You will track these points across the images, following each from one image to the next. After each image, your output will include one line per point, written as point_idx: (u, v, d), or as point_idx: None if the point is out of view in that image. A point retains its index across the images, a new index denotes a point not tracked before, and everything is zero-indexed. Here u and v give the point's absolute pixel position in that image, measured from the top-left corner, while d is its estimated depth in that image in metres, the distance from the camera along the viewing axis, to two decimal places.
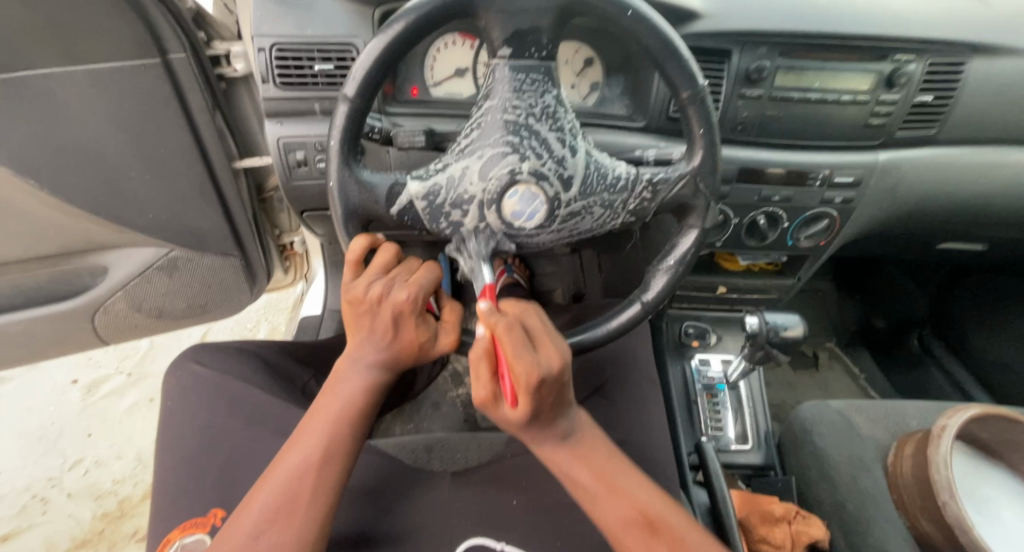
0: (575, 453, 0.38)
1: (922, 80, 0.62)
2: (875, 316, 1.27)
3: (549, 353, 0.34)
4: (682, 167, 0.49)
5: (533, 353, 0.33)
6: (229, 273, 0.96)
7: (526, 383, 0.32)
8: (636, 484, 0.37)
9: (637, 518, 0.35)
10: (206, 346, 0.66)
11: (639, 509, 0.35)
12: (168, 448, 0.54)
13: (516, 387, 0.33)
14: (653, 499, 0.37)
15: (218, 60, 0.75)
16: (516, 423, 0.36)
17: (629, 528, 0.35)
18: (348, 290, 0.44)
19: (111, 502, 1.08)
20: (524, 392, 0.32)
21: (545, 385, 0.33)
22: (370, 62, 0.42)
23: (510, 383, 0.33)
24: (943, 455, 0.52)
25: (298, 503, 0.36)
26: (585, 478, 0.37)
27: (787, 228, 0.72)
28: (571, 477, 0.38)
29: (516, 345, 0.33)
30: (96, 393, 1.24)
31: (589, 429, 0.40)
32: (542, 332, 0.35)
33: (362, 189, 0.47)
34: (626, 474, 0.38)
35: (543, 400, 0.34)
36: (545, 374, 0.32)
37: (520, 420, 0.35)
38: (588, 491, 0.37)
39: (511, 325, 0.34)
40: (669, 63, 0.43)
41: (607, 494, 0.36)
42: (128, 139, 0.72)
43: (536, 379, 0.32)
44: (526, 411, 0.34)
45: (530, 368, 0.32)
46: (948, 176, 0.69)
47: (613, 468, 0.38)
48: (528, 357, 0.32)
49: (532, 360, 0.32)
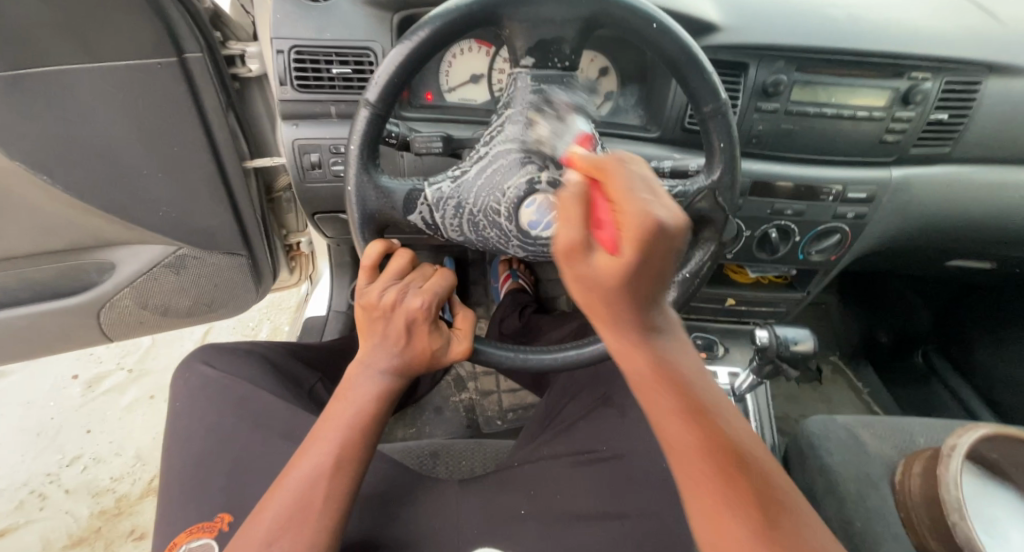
0: (661, 359, 0.31)
1: (938, 98, 0.62)
2: (879, 330, 1.27)
3: (669, 207, 0.24)
4: (701, 180, 0.49)
5: (649, 197, 0.24)
6: (235, 273, 0.96)
7: (638, 225, 0.23)
8: (725, 415, 0.32)
9: (721, 449, 0.30)
10: (214, 346, 0.66)
11: (723, 440, 0.30)
12: (175, 449, 0.54)
13: (622, 234, 0.24)
14: (743, 436, 0.32)
15: (232, 61, 0.75)
16: (603, 293, 0.28)
17: (710, 455, 0.29)
18: (361, 296, 0.44)
19: (109, 500, 1.07)
20: (634, 239, 0.23)
21: (662, 238, 0.23)
22: (393, 69, 0.42)
23: (613, 231, 0.25)
24: (954, 475, 0.51)
25: (308, 512, 0.36)
26: (665, 397, 0.31)
27: (798, 242, 0.72)
28: (645, 381, 0.31)
29: (629, 185, 0.25)
30: (96, 389, 1.23)
31: (680, 340, 0.33)
32: (657, 185, 0.25)
33: (380, 195, 0.47)
34: (712, 399, 0.32)
35: (651, 266, 0.25)
36: (664, 222, 0.23)
37: (611, 288, 0.27)
38: (664, 406, 0.31)
39: (623, 166, 0.26)
40: (692, 76, 0.43)
41: (687, 417, 0.30)
42: (141, 137, 0.72)
43: (653, 225, 0.23)
44: (624, 272, 0.25)
45: (647, 210, 0.23)
46: (960, 194, 0.69)
47: (696, 385, 0.32)
48: (644, 199, 0.23)
49: (647, 202, 0.23)
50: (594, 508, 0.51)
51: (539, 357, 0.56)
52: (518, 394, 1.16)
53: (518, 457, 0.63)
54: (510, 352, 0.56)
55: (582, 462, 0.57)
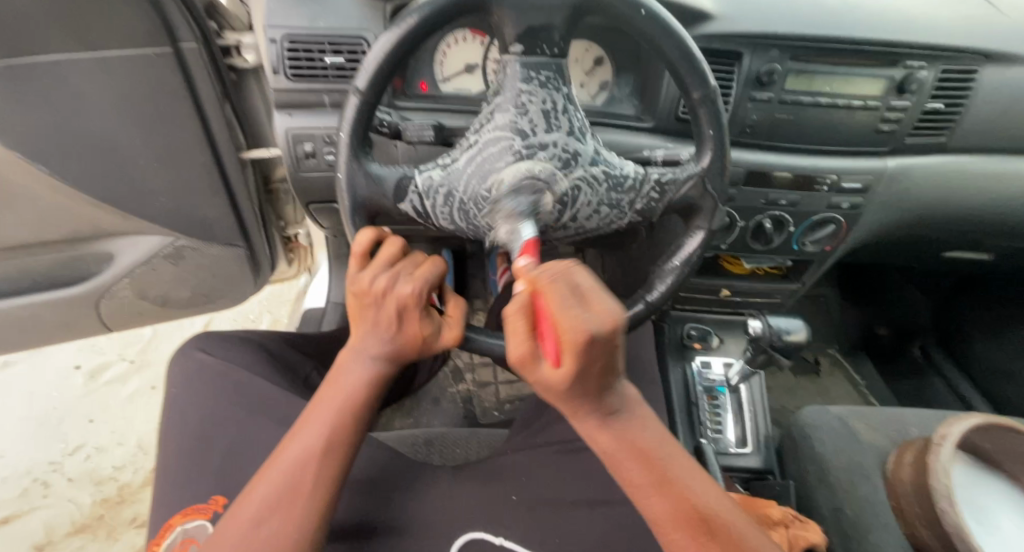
0: (621, 436, 0.30)
1: (933, 87, 0.61)
2: (877, 323, 1.27)
3: (599, 309, 0.23)
4: (690, 168, 0.49)
5: (579, 305, 0.23)
6: (233, 264, 0.97)
7: (574, 340, 0.22)
8: (689, 477, 0.31)
9: (691, 519, 0.30)
10: (211, 334, 0.66)
11: (692, 508, 0.30)
12: (171, 434, 0.54)
13: (562, 345, 0.23)
14: (707, 493, 0.31)
15: (228, 50, 0.75)
16: (557, 391, 0.28)
17: (681, 526, 0.30)
18: (352, 283, 0.44)
19: (111, 488, 1.09)
20: (572, 351, 0.23)
21: (593, 347, 0.23)
22: (381, 56, 0.42)
23: (553, 342, 0.24)
24: (944, 464, 0.52)
25: (300, 492, 0.37)
26: (630, 468, 0.30)
27: (792, 232, 0.72)
28: (612, 458, 0.31)
29: (561, 295, 0.23)
30: (98, 380, 1.25)
31: (639, 407, 0.32)
32: (592, 282, 0.24)
33: (370, 183, 0.48)
34: (677, 463, 0.32)
35: (592, 363, 0.24)
36: (594, 334, 0.22)
37: (565, 388, 0.27)
38: (634, 483, 0.31)
39: (557, 273, 0.24)
40: (681, 63, 0.43)
41: (656, 491, 0.30)
42: (138, 127, 0.72)
43: (582, 343, 0.22)
44: (571, 377, 0.25)
45: (581, 323, 0.22)
46: (956, 184, 0.69)
47: (662, 453, 0.31)
48: (573, 311, 0.22)
49: (579, 315, 0.22)
50: (586, 495, 0.52)
51: None
52: (515, 385, 1.16)
53: (510, 445, 0.63)
54: (502, 341, 0.56)
55: (573, 450, 0.57)
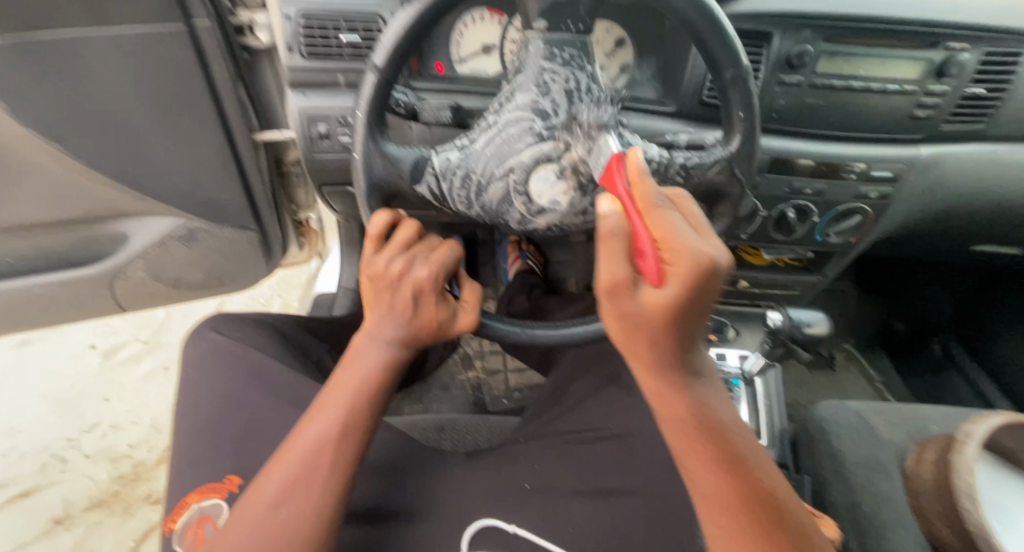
0: (699, 405, 0.31)
1: (975, 71, 0.58)
2: (896, 318, 1.25)
3: (709, 245, 0.25)
4: (718, 152, 0.47)
5: (694, 238, 0.25)
6: (245, 246, 0.97)
7: (692, 262, 0.24)
8: (755, 461, 0.32)
9: (756, 500, 0.30)
10: (224, 315, 0.66)
11: (757, 488, 0.30)
12: (185, 414, 0.55)
13: (671, 266, 0.24)
14: (768, 477, 0.32)
15: (241, 29, 0.73)
16: (645, 332, 0.27)
17: (741, 499, 0.30)
18: (368, 265, 0.44)
19: (127, 465, 1.11)
20: (687, 275, 0.24)
21: (712, 278, 0.24)
22: (400, 31, 0.41)
23: (657, 263, 0.25)
24: (969, 463, 0.50)
25: (315, 475, 0.36)
26: (702, 443, 0.31)
27: (816, 222, 0.70)
28: (681, 427, 0.31)
29: (672, 227, 0.25)
30: (114, 359, 1.26)
31: (714, 386, 0.33)
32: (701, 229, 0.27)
33: (386, 163, 0.46)
34: (746, 445, 0.32)
35: (697, 303, 0.25)
36: (715, 263, 0.24)
37: (655, 327, 0.26)
38: (699, 452, 0.31)
39: (663, 205, 0.27)
40: (713, 41, 0.40)
41: (725, 468, 0.30)
42: (151, 107, 0.71)
43: (705, 265, 0.24)
44: (668, 306, 0.25)
45: (696, 247, 0.24)
46: (990, 175, 0.66)
47: (731, 433, 0.32)
48: (691, 240, 0.24)
49: (692, 240, 0.24)
50: (601, 486, 0.51)
51: (546, 333, 0.55)
52: (525, 373, 1.16)
53: (523, 433, 0.62)
54: (516, 328, 0.55)
55: (587, 440, 0.56)
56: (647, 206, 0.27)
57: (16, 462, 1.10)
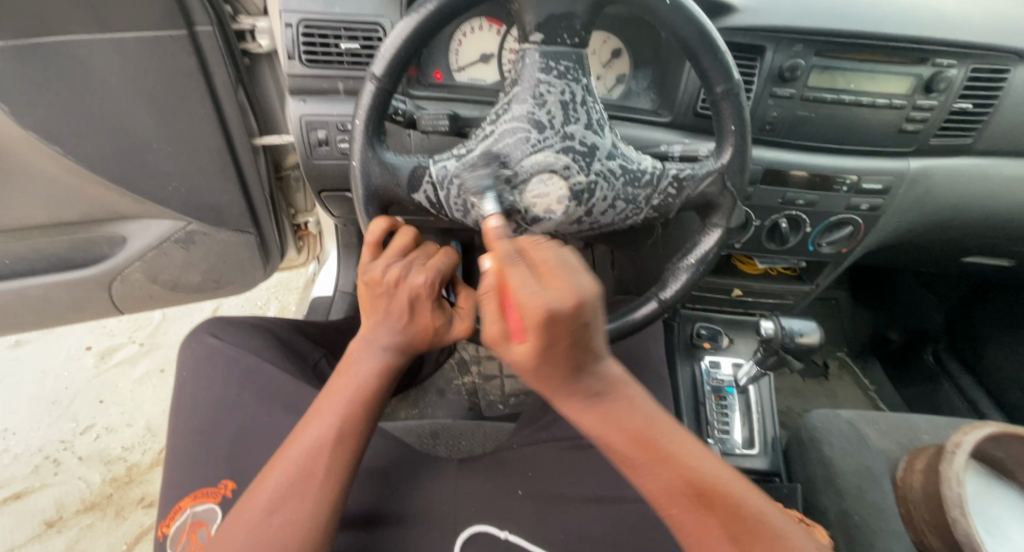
0: (607, 417, 0.26)
1: (962, 87, 0.60)
2: (889, 327, 1.26)
3: (561, 286, 0.22)
4: (710, 163, 0.48)
5: (538, 285, 0.23)
6: (243, 250, 0.97)
7: (531, 316, 0.22)
8: (684, 447, 0.28)
9: (692, 492, 0.26)
10: (220, 319, 0.66)
11: (689, 480, 0.26)
12: (181, 417, 0.55)
13: (522, 320, 0.23)
14: (700, 459, 0.28)
15: (243, 35, 0.74)
16: (530, 376, 0.26)
17: (678, 501, 0.26)
18: (365, 272, 0.45)
19: (120, 468, 1.10)
20: (532, 329, 0.22)
21: (559, 322, 0.22)
22: (399, 42, 0.42)
23: (515, 316, 0.24)
24: (957, 471, 0.51)
25: (310, 477, 0.37)
26: (621, 450, 0.26)
27: (808, 232, 0.71)
28: (600, 443, 0.27)
29: (522, 279, 0.24)
30: (109, 360, 1.26)
31: (625, 386, 0.28)
32: (554, 262, 0.24)
33: (385, 171, 0.47)
34: (672, 437, 0.28)
35: (559, 345, 0.23)
36: (555, 309, 0.21)
37: (534, 372, 0.25)
38: (624, 463, 0.27)
39: (520, 258, 0.26)
40: (704, 57, 0.41)
41: (649, 470, 0.26)
42: (151, 111, 0.72)
43: (542, 315, 0.21)
44: (533, 356, 0.24)
45: (536, 297, 0.22)
46: (979, 188, 0.67)
47: (656, 426, 0.27)
48: (533, 289, 0.23)
49: (536, 291, 0.22)
50: (595, 492, 0.51)
51: None
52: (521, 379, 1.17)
53: (518, 439, 0.62)
54: None
55: (581, 447, 0.56)
56: (504, 262, 0.26)
57: (9, 464, 1.09)
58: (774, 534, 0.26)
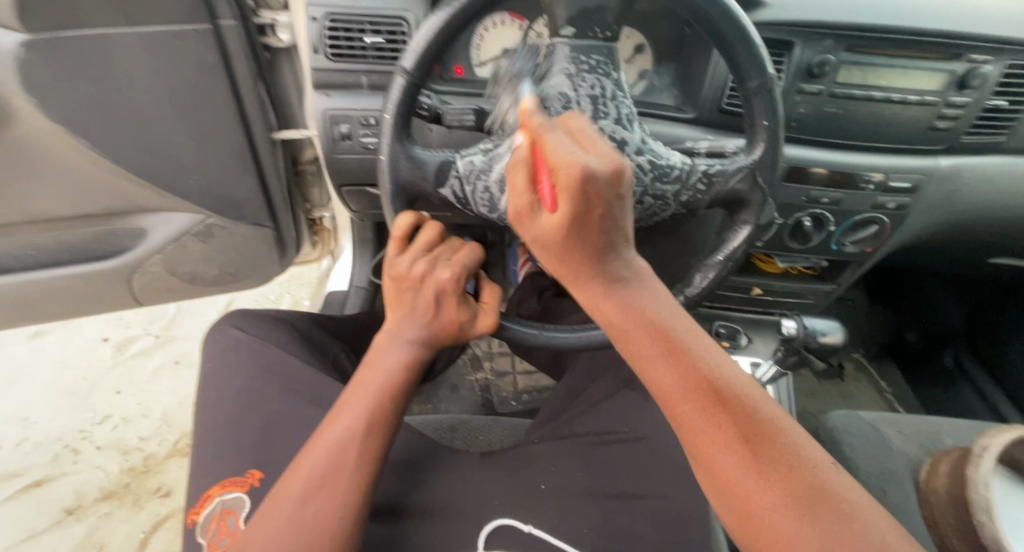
0: (629, 307, 0.31)
1: (997, 83, 0.58)
2: (906, 329, 1.25)
3: (599, 153, 0.28)
4: (741, 159, 0.47)
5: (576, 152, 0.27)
6: (261, 243, 0.98)
7: (566, 177, 0.26)
8: (706, 351, 0.30)
9: (704, 386, 0.28)
10: (242, 311, 0.67)
11: (705, 375, 0.29)
12: (205, 408, 0.55)
13: (558, 188, 0.28)
14: (721, 364, 0.30)
15: (264, 30, 0.75)
16: (553, 247, 0.32)
17: (691, 397, 0.28)
18: (391, 267, 0.45)
19: (137, 458, 1.12)
20: (566, 191, 0.27)
21: (596, 187, 0.26)
22: (429, 35, 0.41)
23: (550, 187, 0.29)
24: (983, 475, 0.51)
25: (340, 470, 0.37)
26: (640, 336, 0.31)
27: (832, 231, 0.70)
28: (622, 334, 0.32)
29: (557, 145, 0.28)
30: (125, 352, 1.28)
31: (649, 283, 0.33)
32: (589, 136, 0.29)
33: (412, 166, 0.47)
34: (695, 339, 0.31)
35: (589, 212, 0.28)
36: (593, 171, 0.26)
37: (559, 242, 0.31)
38: (644, 356, 0.30)
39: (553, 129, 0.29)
40: (739, 51, 0.41)
41: (666, 358, 0.30)
42: (175, 105, 0.72)
43: (578, 177, 0.26)
44: (563, 222, 0.29)
45: (571, 159, 0.26)
46: (1008, 188, 0.66)
47: (676, 326, 0.31)
48: (571, 154, 0.27)
49: (576, 154, 0.27)
50: (619, 488, 0.51)
51: (564, 336, 0.55)
52: (534, 375, 1.17)
53: (538, 434, 0.62)
54: (534, 330, 0.55)
55: (602, 443, 0.56)
56: (540, 131, 0.29)
57: (29, 453, 1.11)
58: (778, 435, 0.27)
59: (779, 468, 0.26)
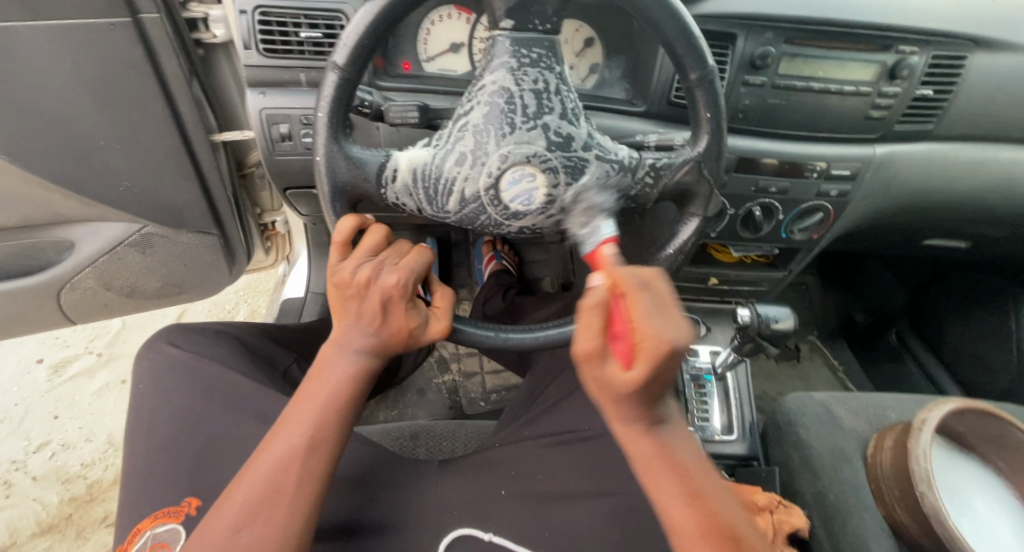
0: (668, 452, 0.28)
1: (923, 74, 0.61)
2: (855, 310, 1.30)
3: (686, 320, 0.23)
4: (686, 152, 0.47)
5: (668, 314, 0.22)
6: (206, 252, 0.92)
7: (652, 349, 0.21)
8: (725, 503, 0.28)
9: (722, 541, 0.26)
10: (180, 326, 0.62)
11: (725, 528, 0.27)
12: (137, 434, 0.51)
13: (636, 353, 0.22)
14: (735, 515, 0.28)
15: (195, 24, 0.70)
16: (610, 399, 0.25)
17: (708, 548, 0.26)
18: (334, 273, 0.43)
19: (80, 486, 1.04)
20: (648, 361, 0.21)
21: (676, 360, 0.22)
22: (362, 28, 0.39)
23: (627, 349, 0.23)
24: (924, 447, 0.53)
25: (281, 489, 0.35)
26: (668, 482, 0.27)
27: (781, 220, 0.72)
28: (647, 469, 0.28)
29: (646, 302, 0.22)
30: (63, 373, 1.19)
31: (682, 426, 0.29)
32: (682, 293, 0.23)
33: (351, 167, 0.44)
34: (716, 488, 0.29)
35: (662, 380, 0.23)
36: (683, 348, 0.21)
37: (619, 398, 0.24)
38: (666, 500, 0.27)
39: (646, 282, 0.23)
40: (679, 43, 0.40)
41: (687, 502, 0.27)
42: (95, 108, 0.66)
43: (669, 351, 0.21)
44: (638, 387, 0.23)
45: (664, 332, 0.21)
46: (942, 174, 0.69)
47: (703, 473, 0.29)
48: (661, 321, 0.22)
49: (667, 326, 0.21)
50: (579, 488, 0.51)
51: (519, 336, 0.54)
52: (502, 374, 1.16)
53: (499, 437, 0.61)
54: (490, 332, 0.54)
55: (564, 442, 0.55)
56: (631, 283, 0.23)
57: None
58: None
59: None
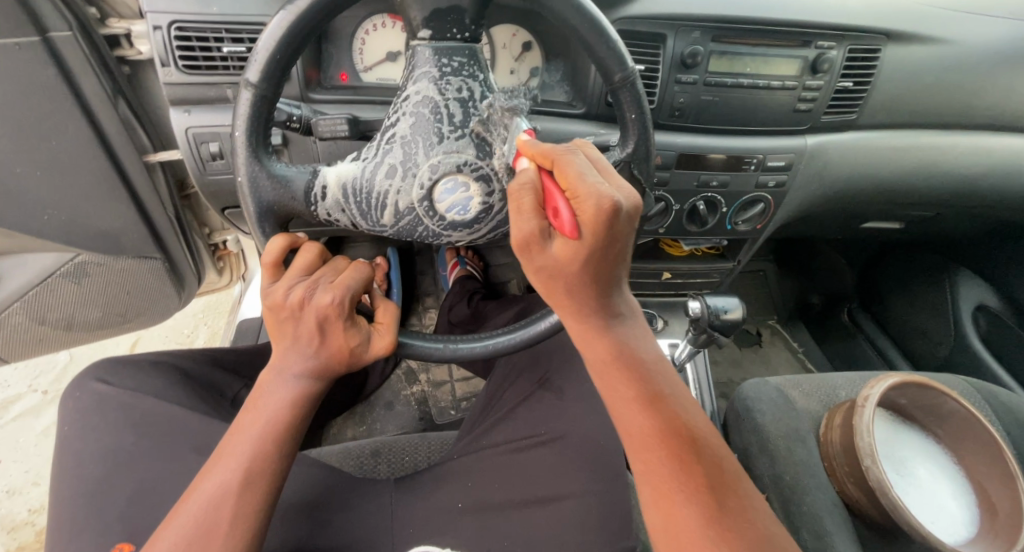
0: (616, 341, 0.35)
1: (843, 67, 0.63)
2: (811, 293, 1.32)
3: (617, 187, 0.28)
4: (616, 154, 0.47)
5: (598, 181, 0.28)
6: (150, 277, 0.88)
7: (593, 207, 0.26)
8: (680, 400, 0.34)
9: (673, 431, 0.32)
10: (115, 359, 0.59)
11: (676, 422, 0.32)
12: (68, 479, 0.48)
13: (582, 216, 0.27)
14: (693, 415, 0.34)
15: (117, 41, 0.64)
16: (564, 272, 0.30)
17: (654, 433, 0.32)
18: (266, 296, 0.40)
19: (28, 534, 0.97)
20: (592, 221, 0.26)
21: (618, 220, 0.27)
22: (273, 42, 0.37)
23: (571, 216, 0.28)
24: (867, 424, 0.55)
25: (214, 530, 0.34)
26: (618, 371, 0.34)
27: (725, 213, 0.74)
28: (605, 361, 0.35)
29: (579, 172, 0.28)
30: (4, 416, 1.11)
31: (638, 329, 0.37)
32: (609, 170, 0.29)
33: (276, 185, 0.43)
34: (669, 386, 0.35)
35: (610, 244, 0.28)
36: (618, 203, 0.26)
37: (569, 267, 0.30)
38: (620, 392, 0.34)
39: (573, 157, 0.29)
40: (598, 47, 0.41)
41: (642, 401, 0.33)
42: (8, 133, 0.62)
43: (609, 206, 0.26)
44: (583, 250, 0.28)
45: (602, 191, 0.26)
46: (871, 160, 0.73)
47: (653, 370, 0.35)
48: (593, 182, 0.27)
49: (601, 186, 0.27)
50: (536, 493, 0.51)
51: (470, 346, 0.53)
52: (472, 381, 1.15)
53: (459, 447, 0.60)
54: (439, 344, 0.53)
55: (523, 447, 0.55)
56: (562, 160, 0.29)
57: None
58: (736, 491, 0.30)
59: (736, 519, 0.28)
